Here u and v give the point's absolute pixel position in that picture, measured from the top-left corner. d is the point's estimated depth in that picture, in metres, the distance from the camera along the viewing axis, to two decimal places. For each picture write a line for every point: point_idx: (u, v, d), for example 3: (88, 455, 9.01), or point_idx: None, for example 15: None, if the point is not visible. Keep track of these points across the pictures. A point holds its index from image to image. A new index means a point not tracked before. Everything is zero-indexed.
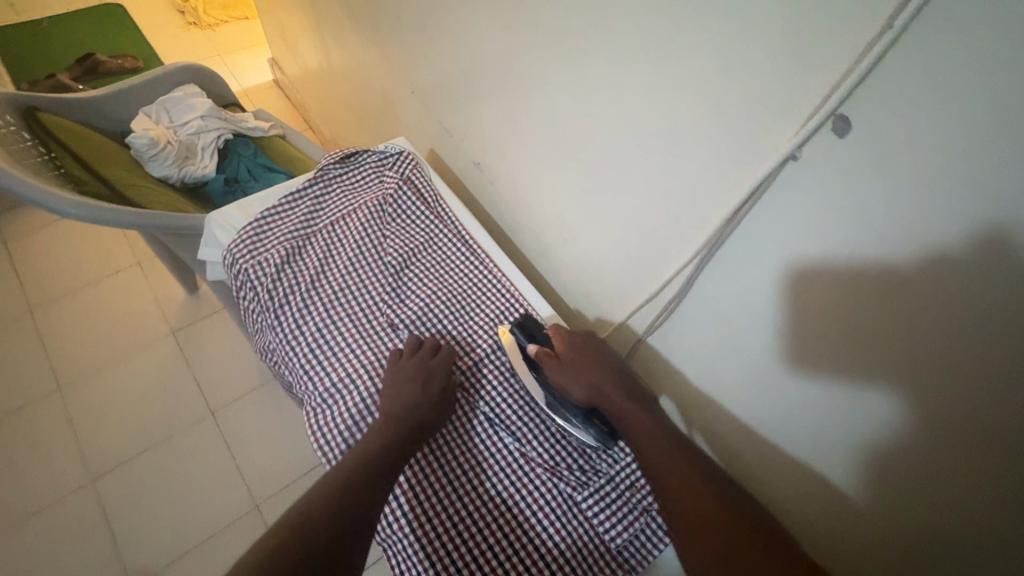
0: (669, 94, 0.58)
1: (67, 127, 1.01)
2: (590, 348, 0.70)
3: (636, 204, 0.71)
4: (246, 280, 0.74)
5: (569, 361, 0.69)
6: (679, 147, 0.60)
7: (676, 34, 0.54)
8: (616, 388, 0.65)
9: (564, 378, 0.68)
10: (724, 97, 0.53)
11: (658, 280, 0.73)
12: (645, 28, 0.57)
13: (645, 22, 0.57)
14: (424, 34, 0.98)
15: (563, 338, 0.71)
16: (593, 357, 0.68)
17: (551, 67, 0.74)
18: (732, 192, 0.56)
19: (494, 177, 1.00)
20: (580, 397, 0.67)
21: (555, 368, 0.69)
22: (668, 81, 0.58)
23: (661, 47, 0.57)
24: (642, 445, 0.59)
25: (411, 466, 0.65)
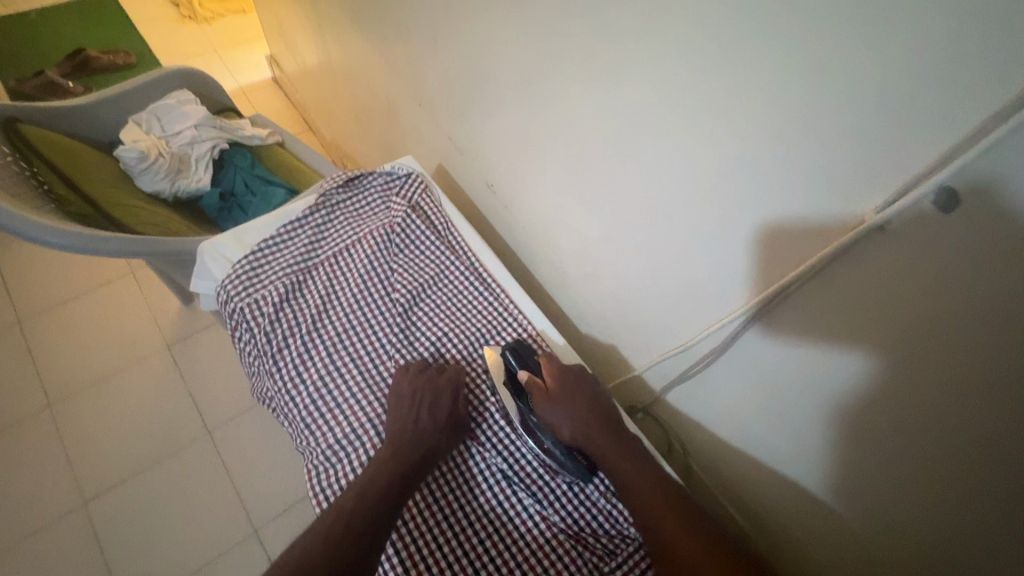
0: (719, 139, 0.52)
1: (53, 141, 0.95)
2: (575, 383, 0.65)
3: (673, 248, 0.65)
4: (240, 319, 0.68)
5: (560, 396, 0.63)
6: (728, 195, 0.54)
7: (730, 74, 0.48)
8: (605, 430, 0.61)
9: (554, 415, 0.62)
10: (787, 150, 0.47)
11: (701, 329, 0.67)
12: (689, 64, 0.51)
13: (690, 57, 0.51)
14: (435, 46, 0.92)
15: (553, 370, 0.65)
16: (582, 394, 0.64)
17: (577, 92, 0.67)
18: (801, 252, 0.51)
19: (509, 202, 0.94)
20: (567, 435, 0.62)
21: (546, 404, 0.62)
22: (720, 125, 0.51)
23: (710, 86, 0.50)
24: (635, 494, 0.58)
25: (423, 535, 0.60)
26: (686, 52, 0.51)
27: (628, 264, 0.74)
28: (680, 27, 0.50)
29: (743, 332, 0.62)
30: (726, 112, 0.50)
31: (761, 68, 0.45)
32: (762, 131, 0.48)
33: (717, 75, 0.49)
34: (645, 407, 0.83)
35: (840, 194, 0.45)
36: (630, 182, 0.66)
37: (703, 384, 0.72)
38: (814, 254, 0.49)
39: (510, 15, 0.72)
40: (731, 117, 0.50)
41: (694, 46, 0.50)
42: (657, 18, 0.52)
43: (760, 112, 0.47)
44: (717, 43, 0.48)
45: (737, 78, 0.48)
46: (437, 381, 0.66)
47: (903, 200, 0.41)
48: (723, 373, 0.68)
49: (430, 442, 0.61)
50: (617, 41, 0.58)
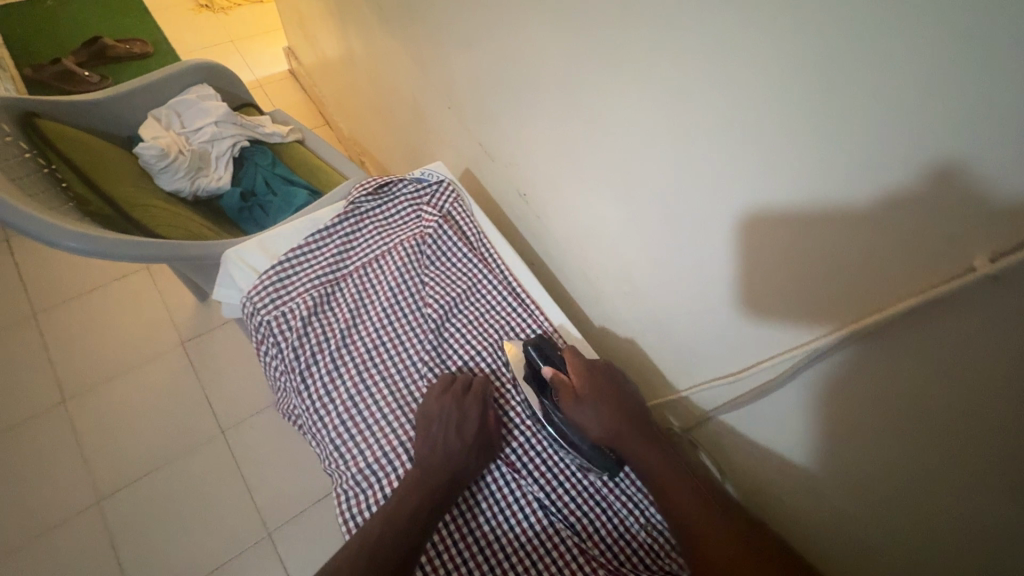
0: (790, 167, 0.48)
1: (71, 137, 0.92)
2: (604, 381, 0.63)
3: (727, 273, 0.61)
4: (267, 333, 0.66)
5: (586, 396, 0.61)
6: (799, 225, 0.50)
7: (809, 99, 0.44)
8: (633, 429, 0.60)
9: (582, 416, 0.61)
10: (877, 183, 0.42)
11: (756, 360, 0.63)
12: (760, 85, 0.47)
13: (762, 77, 0.47)
14: (467, 48, 0.88)
15: (579, 368, 0.63)
16: (610, 395, 0.62)
17: (622, 105, 0.63)
18: (881, 292, 0.47)
19: (542, 212, 0.90)
20: (594, 434, 0.60)
21: (572, 403, 0.61)
22: (794, 153, 0.47)
23: (783, 109, 0.46)
24: (670, 497, 0.57)
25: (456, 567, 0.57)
26: (756, 72, 0.47)
27: (673, 286, 0.70)
28: (751, 45, 0.46)
29: (802, 369, 0.58)
30: (800, 140, 0.46)
31: (848, 95, 0.41)
32: (845, 163, 0.44)
33: (792, 99, 0.45)
34: (682, 430, 0.80)
35: (938, 236, 0.41)
36: (680, 202, 0.62)
37: (750, 414, 0.68)
38: (902, 299, 0.45)
39: (552, 20, 0.68)
40: (807, 146, 0.46)
41: (768, 66, 0.46)
42: (724, 33, 0.48)
43: (844, 142, 0.43)
44: (795, 65, 0.44)
45: (820, 104, 0.43)
46: (471, 400, 0.62)
47: (1015, 247, 0.36)
48: (773, 406, 0.64)
49: (464, 469, 0.58)
50: (674, 55, 0.54)
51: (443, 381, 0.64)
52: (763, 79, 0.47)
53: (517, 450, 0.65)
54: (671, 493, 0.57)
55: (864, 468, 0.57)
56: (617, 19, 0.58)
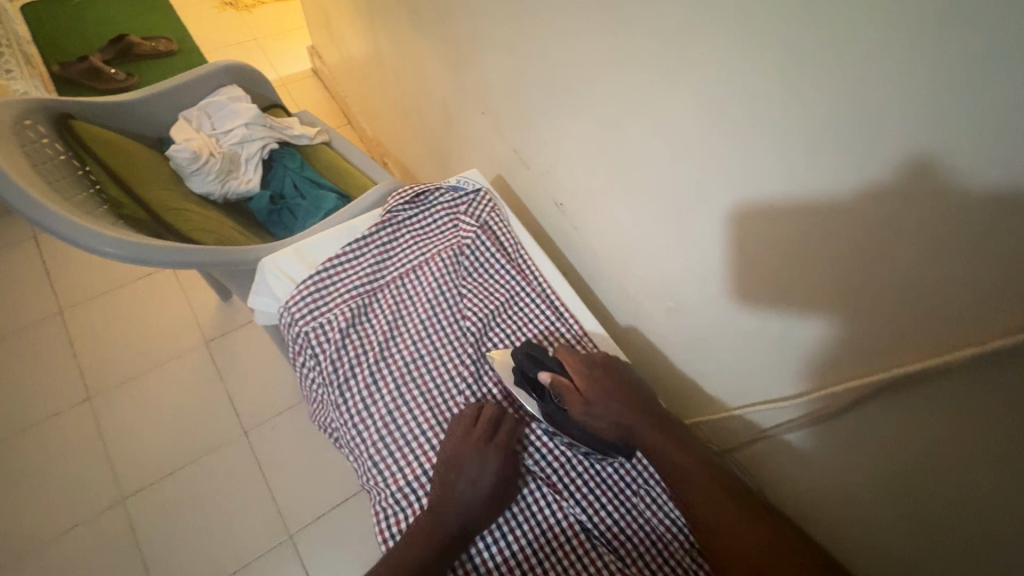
0: (870, 191, 0.45)
1: (104, 139, 0.92)
2: (607, 376, 0.62)
3: (782, 296, 0.59)
4: (305, 345, 0.65)
5: (592, 396, 0.60)
6: (872, 252, 0.48)
7: (893, 124, 0.41)
8: (643, 421, 0.60)
9: (591, 420, 0.60)
10: (970, 214, 0.40)
11: (811, 387, 0.60)
12: (837, 106, 0.45)
13: (841, 96, 0.44)
14: (504, 52, 0.86)
15: (580, 368, 0.62)
16: (616, 389, 0.61)
17: (671, 119, 0.61)
18: (962, 326, 0.44)
19: (578, 222, 0.88)
20: (608, 433, 0.61)
21: (581, 409, 0.60)
22: (873, 177, 0.45)
23: (862, 131, 0.44)
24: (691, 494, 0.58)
25: None
26: (833, 92, 0.44)
27: (719, 305, 0.68)
28: (830, 62, 0.44)
29: (862, 399, 0.55)
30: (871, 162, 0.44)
31: (931, 119, 0.39)
32: (934, 191, 0.41)
33: (875, 122, 0.43)
34: (720, 449, 0.78)
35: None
36: (733, 219, 0.60)
37: (799, 440, 0.65)
38: (986, 334, 0.43)
39: (599, 28, 0.65)
40: (889, 171, 0.43)
41: (847, 86, 0.43)
42: (799, 49, 0.45)
43: (935, 171, 0.40)
44: (881, 87, 0.41)
45: (910, 128, 0.41)
46: (499, 436, 0.60)
47: None
48: (823, 432, 0.62)
49: (493, 500, 0.58)
50: (737, 69, 0.51)
51: (471, 412, 0.62)
52: (843, 100, 0.44)
53: (554, 466, 0.64)
54: (695, 492, 0.58)
55: (926, 506, 0.53)
56: (673, 29, 0.56)
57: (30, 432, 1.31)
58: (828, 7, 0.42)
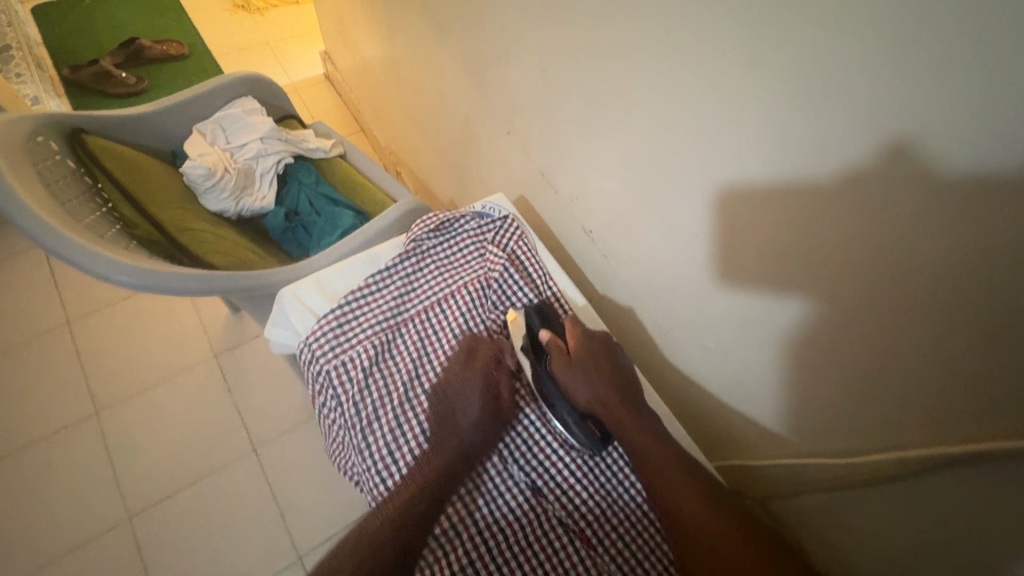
0: (944, 251, 0.41)
1: (117, 156, 0.90)
2: (597, 348, 0.64)
3: (827, 344, 0.55)
4: (325, 383, 0.62)
5: (580, 362, 0.62)
6: (936, 314, 0.44)
7: (966, 177, 0.38)
8: (621, 400, 0.60)
9: (573, 379, 0.61)
10: None
11: (862, 446, 0.56)
12: (908, 158, 0.40)
13: (911, 146, 0.40)
14: (530, 69, 0.82)
15: (575, 334, 0.64)
16: (603, 361, 0.63)
17: (714, 155, 0.57)
18: None
19: (608, 251, 0.84)
20: (582, 400, 0.61)
21: (563, 365, 0.61)
22: (947, 236, 0.41)
23: (926, 182, 0.40)
24: (673, 494, 0.55)
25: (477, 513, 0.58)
26: (897, 139, 0.40)
27: (760, 349, 0.64)
28: (899, 113, 0.40)
29: (920, 471, 0.50)
30: (939, 216, 0.40)
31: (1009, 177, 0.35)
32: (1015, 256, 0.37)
33: (957, 179, 0.38)
34: (759, 497, 0.72)
35: None
36: (780, 265, 0.56)
37: (846, 500, 0.60)
38: None
39: (637, 53, 0.61)
40: (963, 228, 0.39)
41: (914, 135, 0.39)
42: (863, 96, 0.41)
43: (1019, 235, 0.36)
44: (954, 138, 0.37)
45: (990, 186, 0.37)
46: (493, 383, 0.63)
47: None
48: (869, 496, 0.57)
49: (480, 428, 0.61)
50: (789, 111, 0.47)
51: (472, 357, 0.65)
52: (913, 155, 0.40)
53: (588, 515, 0.61)
54: (661, 468, 0.57)
55: None
56: (718, 63, 0.52)
57: (37, 445, 1.29)
58: (897, 48, 0.38)
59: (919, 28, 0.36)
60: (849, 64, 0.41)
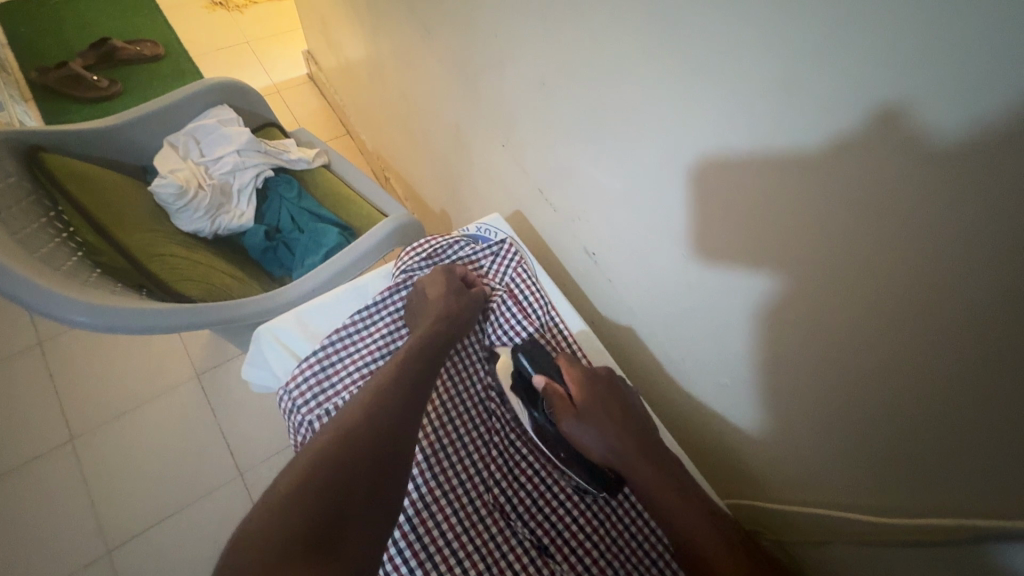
0: (1010, 304, 0.35)
1: (81, 173, 0.83)
2: (605, 390, 0.61)
3: (858, 385, 0.50)
4: (306, 435, 0.58)
5: (587, 412, 0.59)
6: (991, 365, 0.39)
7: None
8: (639, 451, 0.56)
9: (583, 434, 0.59)
10: None
11: (907, 503, 0.51)
12: (962, 187, 0.35)
13: (970, 175, 0.34)
14: (524, 77, 0.77)
15: (576, 377, 0.62)
16: (613, 407, 0.59)
17: (729, 180, 0.52)
18: None
19: (613, 274, 0.78)
20: (598, 456, 0.58)
21: (571, 420, 0.59)
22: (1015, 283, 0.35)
23: (986, 217, 0.35)
24: (685, 544, 0.51)
25: (440, 416, 0.63)
26: (949, 165, 0.35)
27: (779, 385, 0.59)
28: (959, 143, 0.34)
29: (974, 539, 0.45)
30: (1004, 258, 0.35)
31: None
32: None
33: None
34: (778, 538, 0.68)
35: None
36: (810, 303, 0.50)
37: (881, 557, 0.56)
38: None
39: (640, 63, 0.56)
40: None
41: (974, 161, 0.34)
42: (916, 123, 0.36)
43: None
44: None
45: None
46: (465, 297, 0.67)
47: None
48: (912, 556, 0.52)
49: (454, 329, 0.64)
50: (819, 135, 0.42)
51: (456, 277, 0.69)
52: (976, 191, 0.34)
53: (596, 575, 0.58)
54: (682, 526, 0.52)
55: None
56: (737, 80, 0.46)
57: (8, 476, 1.22)
58: (951, 62, 0.32)
59: (981, 46, 0.31)
60: (896, 86, 0.36)
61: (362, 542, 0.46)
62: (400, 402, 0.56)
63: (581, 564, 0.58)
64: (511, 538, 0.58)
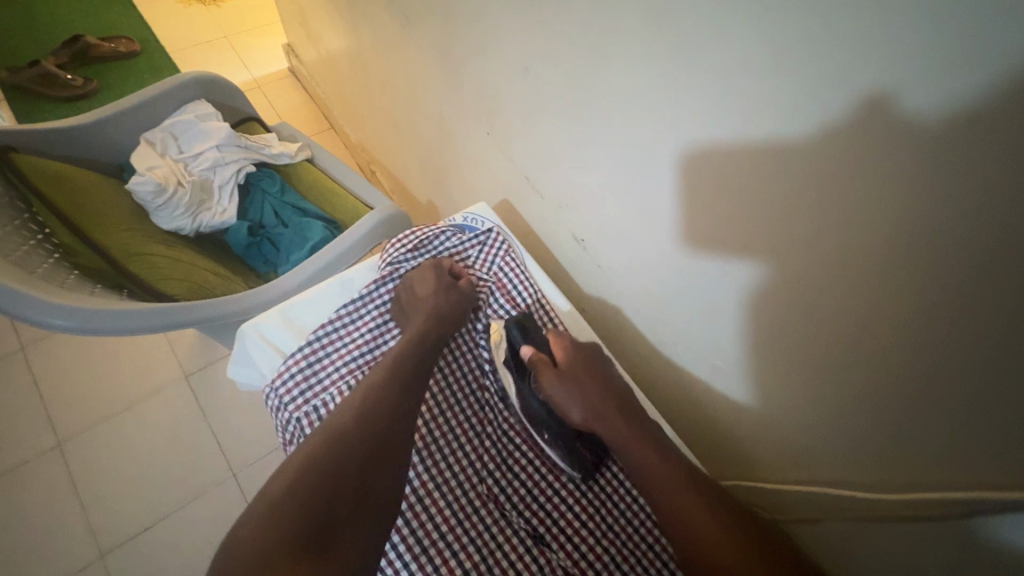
0: (1003, 281, 0.35)
1: (53, 173, 0.80)
2: (590, 364, 0.62)
3: (844, 363, 0.50)
4: (295, 433, 0.57)
5: (569, 376, 0.61)
6: (977, 339, 0.38)
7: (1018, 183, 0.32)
8: (618, 415, 0.58)
9: (561, 394, 0.60)
10: None
11: (897, 480, 0.51)
12: (942, 157, 0.35)
13: (950, 146, 0.34)
14: (506, 62, 0.75)
15: (564, 347, 0.63)
16: (595, 374, 0.61)
17: (712, 158, 0.51)
18: None
19: (602, 259, 0.78)
20: (577, 416, 0.60)
21: (551, 377, 0.61)
22: (990, 247, 0.35)
23: (964, 188, 0.34)
24: (666, 508, 0.52)
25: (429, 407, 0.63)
26: (933, 134, 0.34)
27: (769, 366, 0.59)
28: (953, 124, 0.33)
29: (966, 512, 0.45)
30: (985, 230, 0.35)
31: None
32: None
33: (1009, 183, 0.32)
34: (772, 518, 0.68)
35: None
36: (802, 286, 0.49)
37: (877, 533, 0.56)
38: None
39: (620, 43, 0.55)
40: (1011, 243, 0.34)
41: (956, 130, 0.33)
42: (909, 106, 0.35)
43: None
44: (1001, 134, 0.31)
45: None
46: (453, 288, 0.66)
47: None
48: (903, 530, 0.53)
49: (442, 320, 0.63)
50: (801, 110, 0.41)
51: (447, 270, 0.68)
52: (956, 161, 0.34)
53: (593, 562, 0.58)
54: (660, 491, 0.53)
55: None
56: (724, 63, 0.45)
57: None
58: (928, 31, 0.32)
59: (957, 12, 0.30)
60: (887, 66, 0.35)
61: (354, 544, 0.46)
62: (392, 398, 0.55)
63: (578, 552, 0.58)
64: (508, 530, 0.58)
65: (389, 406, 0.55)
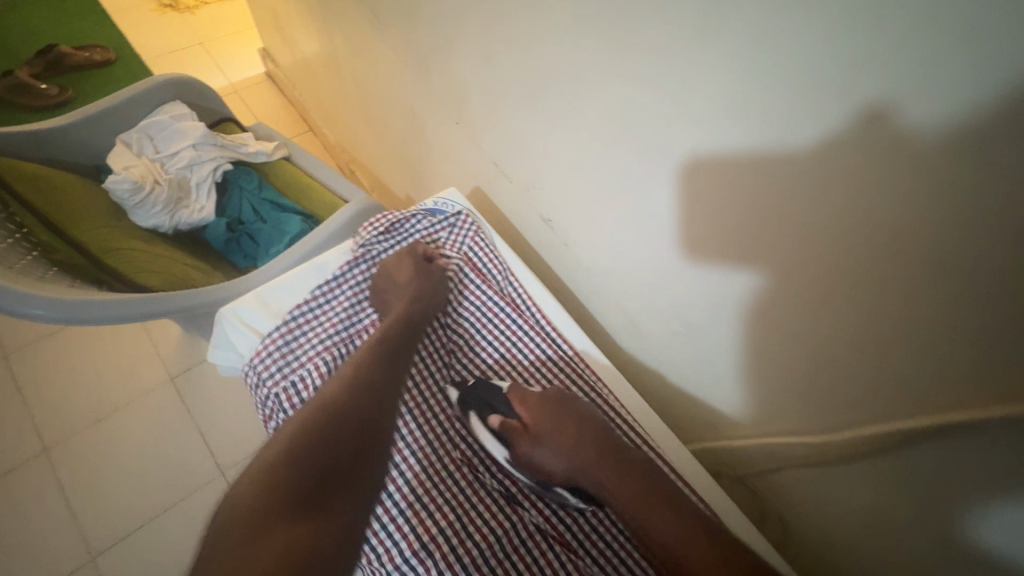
0: (907, 217, 0.39)
1: (26, 174, 0.81)
2: (560, 412, 0.59)
3: (786, 315, 0.53)
4: (273, 408, 0.60)
5: (543, 435, 0.58)
6: (892, 275, 0.42)
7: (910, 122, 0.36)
8: (601, 457, 0.56)
9: (543, 457, 0.57)
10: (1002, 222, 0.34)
11: (843, 422, 0.55)
12: (848, 103, 0.38)
13: (853, 94, 0.38)
14: (469, 51, 0.78)
15: (531, 405, 0.60)
16: (568, 425, 0.58)
17: (659, 125, 0.54)
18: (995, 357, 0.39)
19: (569, 239, 0.81)
20: (561, 472, 0.57)
21: (527, 444, 0.58)
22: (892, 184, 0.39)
23: (867, 131, 0.38)
24: (672, 545, 0.51)
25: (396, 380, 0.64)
26: (837, 84, 0.38)
27: (724, 328, 0.62)
28: (852, 73, 0.37)
29: (900, 442, 0.49)
30: (888, 169, 0.38)
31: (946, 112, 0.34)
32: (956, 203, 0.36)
33: (903, 122, 0.36)
34: (737, 475, 0.72)
35: None
36: (747, 248, 0.53)
37: (830, 476, 0.59)
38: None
39: (571, 24, 0.58)
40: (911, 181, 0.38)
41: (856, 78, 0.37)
42: (822, 66, 0.38)
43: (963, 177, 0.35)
44: (893, 78, 0.35)
45: (934, 125, 0.35)
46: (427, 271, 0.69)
47: None
48: (851, 470, 0.56)
49: (421, 299, 0.66)
50: (730, 72, 0.45)
51: (421, 255, 0.71)
52: (859, 107, 0.38)
53: (565, 519, 0.60)
54: (647, 516, 0.52)
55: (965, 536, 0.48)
56: (665, 37, 0.48)
57: None
58: None
59: None
60: (796, 24, 0.38)
61: (350, 512, 0.49)
62: (373, 369, 0.58)
63: (548, 508, 0.61)
64: (482, 492, 0.60)
65: (367, 381, 0.57)
